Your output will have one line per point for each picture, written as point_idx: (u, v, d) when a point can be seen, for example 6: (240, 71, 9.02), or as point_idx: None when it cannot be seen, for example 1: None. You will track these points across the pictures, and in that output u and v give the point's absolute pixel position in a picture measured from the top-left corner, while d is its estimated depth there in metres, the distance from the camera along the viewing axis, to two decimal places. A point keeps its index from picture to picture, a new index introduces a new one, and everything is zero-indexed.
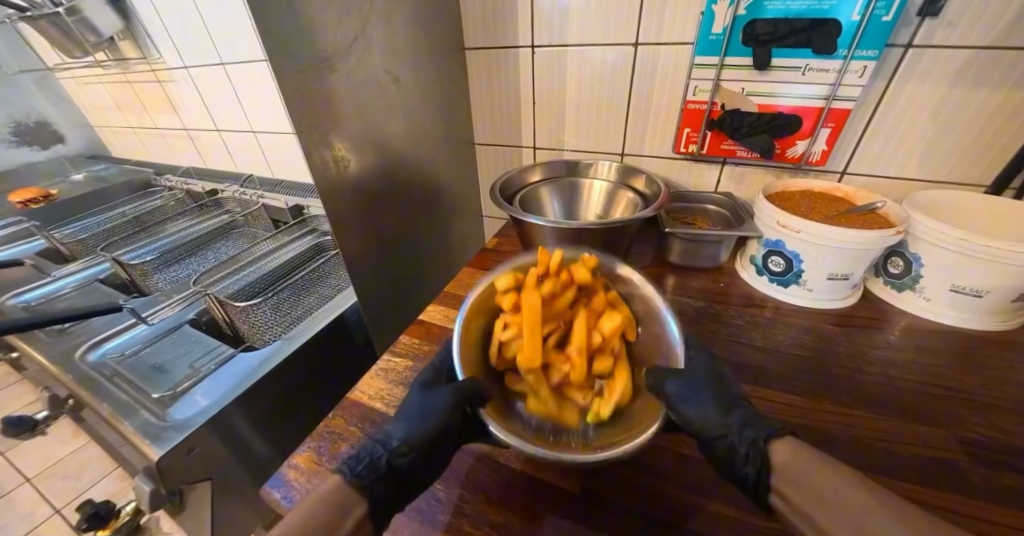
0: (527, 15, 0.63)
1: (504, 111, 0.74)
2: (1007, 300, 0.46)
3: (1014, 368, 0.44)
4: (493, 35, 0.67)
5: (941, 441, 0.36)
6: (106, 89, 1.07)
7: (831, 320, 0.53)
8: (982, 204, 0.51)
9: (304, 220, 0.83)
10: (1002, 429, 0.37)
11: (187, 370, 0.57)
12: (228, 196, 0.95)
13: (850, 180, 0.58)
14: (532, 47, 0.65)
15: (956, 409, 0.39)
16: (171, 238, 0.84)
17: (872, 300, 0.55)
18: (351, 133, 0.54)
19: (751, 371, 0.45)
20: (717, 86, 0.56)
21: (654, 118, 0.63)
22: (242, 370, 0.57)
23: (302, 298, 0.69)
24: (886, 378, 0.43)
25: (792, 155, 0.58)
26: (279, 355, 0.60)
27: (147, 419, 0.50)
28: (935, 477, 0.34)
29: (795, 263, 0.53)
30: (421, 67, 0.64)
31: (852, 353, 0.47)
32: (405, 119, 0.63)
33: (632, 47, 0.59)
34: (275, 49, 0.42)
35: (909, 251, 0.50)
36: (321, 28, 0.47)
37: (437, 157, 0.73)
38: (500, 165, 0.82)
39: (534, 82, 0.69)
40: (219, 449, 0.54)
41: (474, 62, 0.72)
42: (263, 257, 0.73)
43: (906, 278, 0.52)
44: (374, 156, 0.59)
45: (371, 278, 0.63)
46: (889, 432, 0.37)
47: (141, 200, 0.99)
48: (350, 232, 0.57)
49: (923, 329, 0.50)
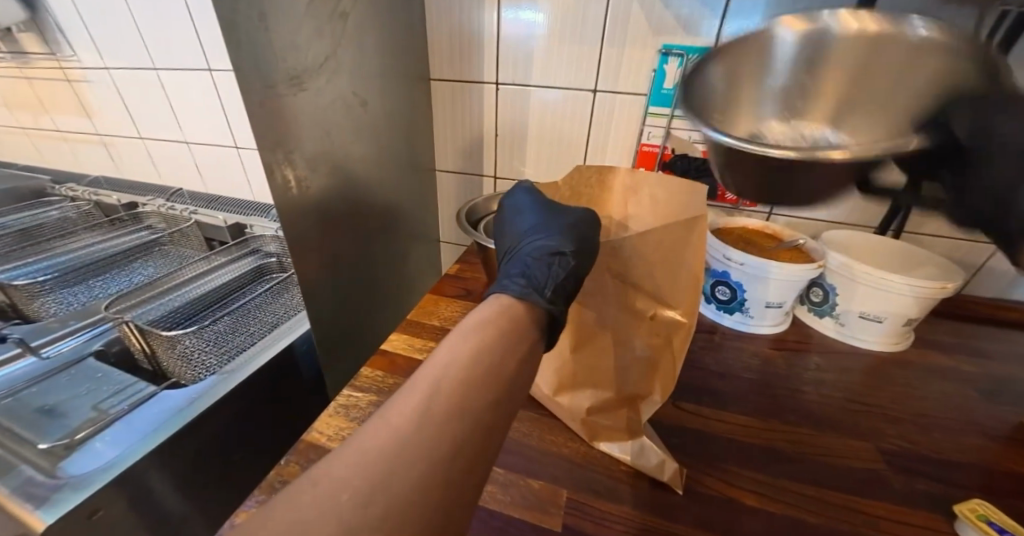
0: (494, 53, 0.69)
1: (469, 139, 0.79)
2: (900, 326, 0.56)
3: (909, 384, 0.52)
4: (458, 68, 0.72)
5: (867, 455, 0.42)
6: (7, 81, 1.10)
7: (768, 342, 0.59)
8: (862, 241, 0.62)
9: (245, 241, 0.84)
10: (910, 441, 0.44)
11: (89, 414, 0.48)
12: (149, 211, 0.94)
13: (775, 218, 0.70)
14: (496, 84, 0.72)
15: (877, 422, 0.46)
16: (77, 255, 0.82)
17: (798, 325, 0.63)
18: (315, 150, 0.53)
19: (709, 395, 0.48)
20: (668, 132, 0.66)
21: (611, 152, 0.72)
22: (166, 409, 0.49)
23: (240, 327, 0.65)
24: (821, 397, 0.49)
25: (731, 196, 0.68)
26: (214, 393, 0.52)
27: (29, 476, 0.40)
28: (865, 486, 0.39)
29: (739, 293, 0.58)
30: (388, 94, 0.66)
31: (789, 375, 0.52)
32: (369, 143, 0.64)
33: (590, 92, 0.67)
34: (257, 62, 0.41)
35: (827, 282, 0.58)
36: (296, 49, 0.46)
37: (396, 186, 0.75)
38: (461, 192, 0.87)
39: (498, 115, 0.75)
40: (122, 516, 0.44)
41: (439, 92, 0.76)
42: (194, 280, 0.72)
43: (826, 305, 0.60)
44: (336, 176, 0.59)
45: (328, 304, 0.61)
46: (829, 446, 0.43)
47: (35, 211, 0.93)
48: (310, 258, 0.55)
49: (841, 350, 0.58)
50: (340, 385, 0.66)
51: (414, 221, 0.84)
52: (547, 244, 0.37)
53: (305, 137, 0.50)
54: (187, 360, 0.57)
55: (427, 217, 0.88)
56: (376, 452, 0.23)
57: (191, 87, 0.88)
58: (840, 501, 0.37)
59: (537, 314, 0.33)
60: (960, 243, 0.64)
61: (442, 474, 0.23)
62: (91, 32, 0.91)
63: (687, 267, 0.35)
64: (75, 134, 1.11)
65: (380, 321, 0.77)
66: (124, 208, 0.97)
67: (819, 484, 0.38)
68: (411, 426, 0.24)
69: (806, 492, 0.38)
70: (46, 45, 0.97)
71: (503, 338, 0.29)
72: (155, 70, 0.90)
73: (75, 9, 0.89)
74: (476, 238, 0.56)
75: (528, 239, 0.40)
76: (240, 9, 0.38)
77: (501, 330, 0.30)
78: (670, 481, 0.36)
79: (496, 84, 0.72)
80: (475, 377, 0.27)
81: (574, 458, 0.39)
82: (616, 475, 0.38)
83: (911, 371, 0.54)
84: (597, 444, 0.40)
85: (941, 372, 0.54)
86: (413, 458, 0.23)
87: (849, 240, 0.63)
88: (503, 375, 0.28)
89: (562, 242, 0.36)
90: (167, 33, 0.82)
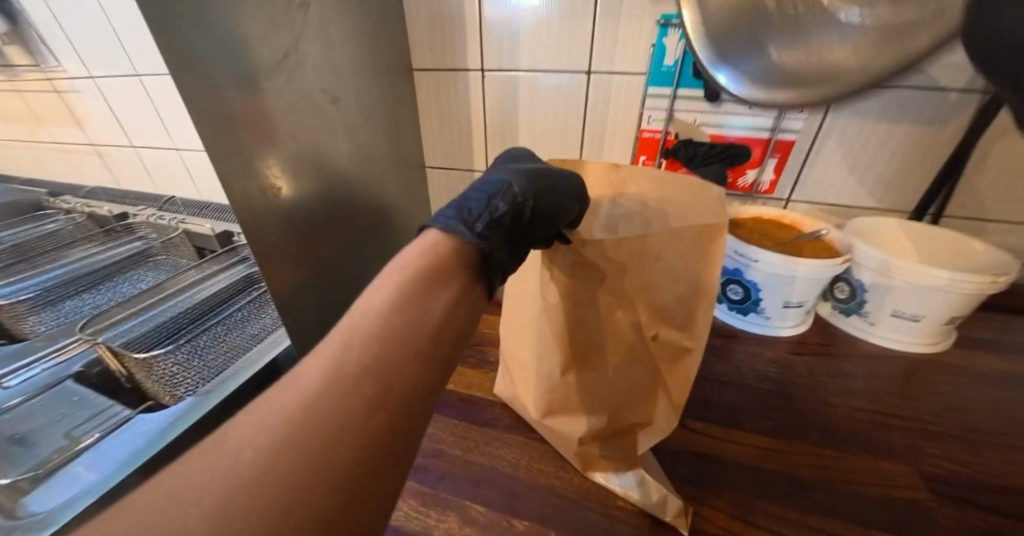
0: (477, 39, 0.64)
1: (458, 132, 0.74)
2: (941, 324, 0.49)
3: (952, 392, 0.46)
4: (441, 57, 0.67)
5: (906, 481, 0.37)
6: (1, 95, 1.09)
7: (788, 346, 0.53)
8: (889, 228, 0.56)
9: (233, 248, 0.82)
10: (957, 462, 0.38)
11: (61, 443, 0.46)
12: (141, 221, 0.93)
13: (794, 206, 0.63)
14: (482, 71, 0.66)
15: (916, 440, 0.40)
16: (68, 268, 0.81)
17: (821, 324, 0.56)
18: (283, 154, 0.49)
19: (721, 411, 0.43)
20: (671, 116, 0.59)
21: (610, 139, 0.66)
22: (139, 435, 0.47)
23: (224, 342, 0.62)
24: (849, 410, 0.44)
25: (743, 184, 0.62)
26: (190, 416, 0.49)
27: None
28: (905, 521, 0.34)
29: (754, 292, 0.52)
30: (365, 88, 0.61)
31: (813, 384, 0.47)
32: (347, 142, 0.60)
33: (584, 75, 0.61)
34: (200, 61, 0.37)
35: (854, 277, 0.52)
36: (249, 44, 0.42)
37: (382, 186, 0.71)
38: (454, 189, 0.82)
39: (487, 106, 0.70)
40: None
41: (423, 84, 0.71)
42: (179, 292, 0.70)
43: (853, 302, 0.53)
44: (311, 180, 0.55)
45: (310, 317, 0.58)
46: (861, 471, 0.37)
47: (29, 224, 0.93)
48: (285, 270, 0.52)
49: (871, 352, 0.52)
50: None
51: (405, 221, 0.80)
52: (495, 180, 0.34)
53: (268, 140, 0.47)
54: (166, 380, 0.55)
55: (419, 216, 0.84)
56: (228, 480, 0.17)
57: (173, 92, 0.86)
58: None
59: (475, 244, 0.29)
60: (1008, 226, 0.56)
61: (352, 423, 0.19)
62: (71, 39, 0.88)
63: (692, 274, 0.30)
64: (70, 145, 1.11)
65: None
66: (118, 218, 0.96)
67: (849, 520, 0.33)
68: (281, 438, 0.18)
69: (832, 530, 0.33)
70: (31, 55, 0.95)
71: (417, 288, 0.24)
72: (136, 75, 0.87)
73: (53, 15, 0.86)
74: None
75: (477, 181, 0.36)
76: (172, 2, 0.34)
77: (423, 274, 0.25)
78: (673, 521, 0.32)
79: (482, 72, 0.66)
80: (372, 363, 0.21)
81: (564, 491, 0.35)
82: (611, 513, 0.33)
83: (953, 375, 0.48)
84: (590, 474, 0.35)
85: (989, 376, 0.48)
86: (315, 413, 0.19)
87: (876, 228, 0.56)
88: (408, 354, 0.22)
89: (511, 177, 0.33)
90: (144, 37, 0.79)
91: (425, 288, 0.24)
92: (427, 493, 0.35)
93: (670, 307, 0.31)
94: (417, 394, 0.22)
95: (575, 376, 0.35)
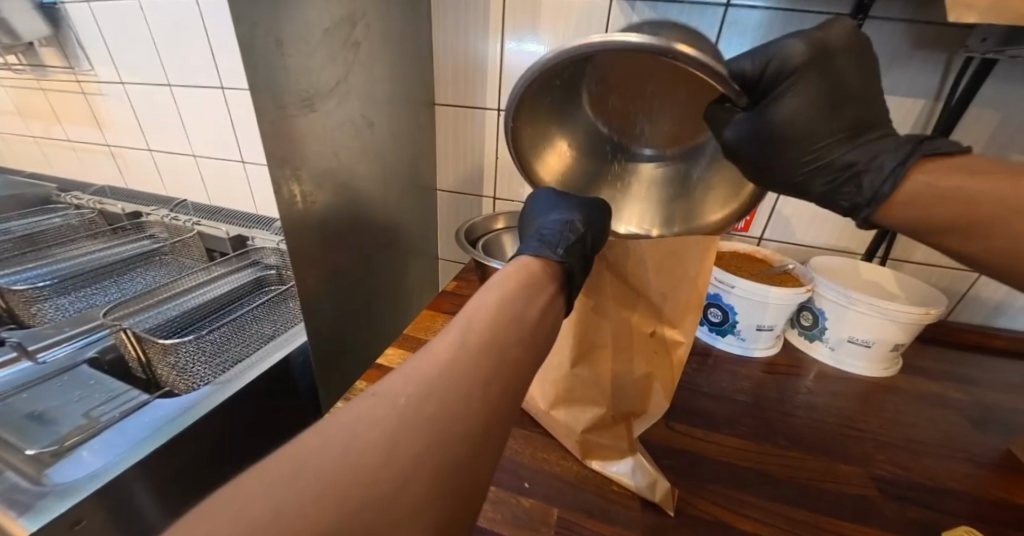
0: (496, 81, 0.73)
1: (471, 161, 0.82)
2: (888, 350, 0.56)
3: (899, 410, 0.53)
4: (462, 94, 0.76)
5: (859, 480, 0.42)
6: (23, 93, 1.13)
7: (760, 365, 0.59)
8: (849, 266, 0.64)
9: (246, 252, 0.85)
10: (901, 467, 0.44)
11: (80, 421, 0.48)
12: (153, 221, 0.95)
13: (767, 244, 0.72)
14: (498, 109, 0.75)
15: (868, 448, 0.47)
16: (77, 261, 0.82)
17: (790, 349, 0.63)
18: (323, 166, 0.55)
19: (702, 417, 0.49)
20: None
21: None
22: (157, 418, 0.49)
23: (237, 337, 0.65)
24: (812, 420, 0.50)
25: None
26: (208, 402, 0.51)
27: (14, 483, 0.40)
28: (857, 511, 0.39)
29: (731, 315, 0.59)
30: (395, 116, 0.68)
31: (781, 399, 0.53)
32: (375, 162, 0.67)
33: None
34: (272, 83, 0.43)
35: (816, 306, 0.60)
36: (308, 72, 0.48)
37: (398, 203, 0.77)
38: (461, 211, 0.89)
39: (499, 139, 0.77)
40: (105, 528, 0.43)
41: (443, 116, 0.79)
42: (194, 289, 0.73)
43: (815, 329, 0.61)
44: (341, 191, 0.60)
45: (326, 318, 0.61)
46: (822, 470, 0.43)
47: (38, 217, 0.94)
48: (311, 271, 0.56)
49: (832, 375, 0.59)
50: (333, 400, 0.65)
51: (414, 237, 0.85)
52: (559, 218, 0.36)
53: (313, 154, 0.52)
54: (182, 369, 0.57)
55: (427, 234, 0.89)
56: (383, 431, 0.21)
57: (204, 104, 0.91)
58: (831, 526, 0.37)
59: (553, 271, 0.33)
60: (944, 273, 0.66)
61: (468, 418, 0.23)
62: (110, 48, 0.94)
63: (688, 279, 0.35)
64: (86, 144, 1.14)
65: (377, 336, 0.78)
66: (128, 217, 0.98)
67: (811, 509, 0.39)
68: (420, 391, 0.23)
69: (797, 516, 0.38)
70: (66, 59, 1.00)
71: (519, 291, 0.29)
72: (169, 85, 0.93)
73: (97, 26, 0.92)
74: (475, 255, 0.57)
75: (541, 216, 0.38)
76: (260, 35, 0.40)
77: (514, 285, 0.30)
78: (661, 501, 0.36)
79: (498, 110, 0.75)
80: (488, 342, 0.26)
81: (567, 477, 0.39)
82: (609, 496, 0.38)
83: (900, 397, 0.55)
84: (588, 461, 0.40)
85: (930, 398, 0.55)
86: (440, 404, 0.22)
87: (837, 266, 0.65)
88: (511, 352, 0.26)
89: (573, 214, 0.35)
90: (186, 53, 0.86)
91: (512, 300, 0.29)
92: None
93: (667, 312, 0.36)
94: (516, 377, 0.26)
95: (582, 368, 0.38)
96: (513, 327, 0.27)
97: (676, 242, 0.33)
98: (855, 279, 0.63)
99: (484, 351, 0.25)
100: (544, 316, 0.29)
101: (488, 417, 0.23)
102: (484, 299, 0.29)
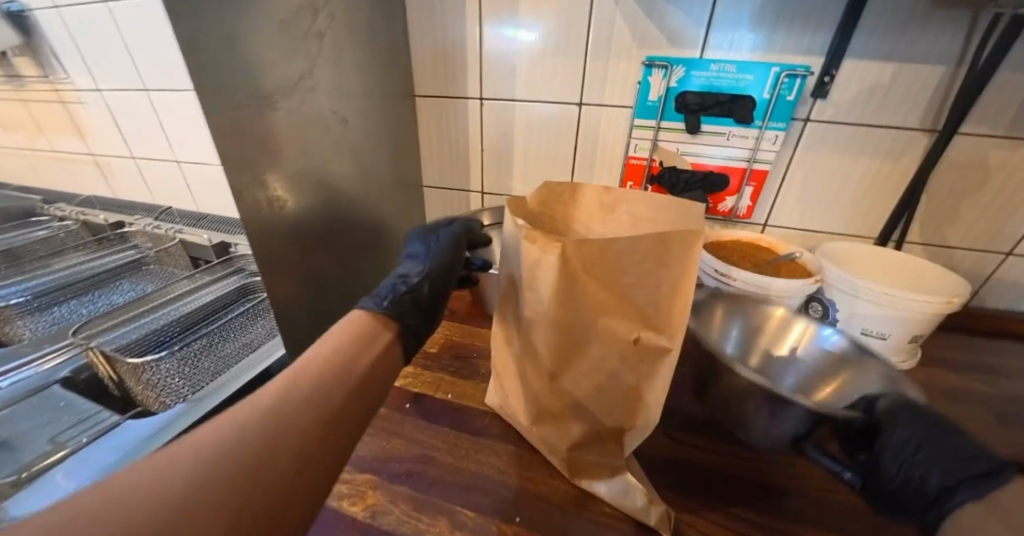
0: (477, 70, 0.68)
1: (456, 154, 0.78)
2: (905, 342, 0.52)
3: None
4: (442, 84, 0.72)
5: None
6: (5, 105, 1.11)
7: None
8: (860, 251, 0.60)
9: (229, 259, 0.83)
10: None
11: (46, 447, 0.46)
12: (136, 231, 0.93)
13: (771, 231, 0.67)
14: (480, 99, 0.71)
15: None
16: (58, 275, 0.80)
17: None
18: (290, 168, 0.51)
19: (703, 422, 0.45)
20: (655, 145, 0.64)
21: (599, 167, 0.70)
22: (126, 441, 0.46)
23: (216, 350, 0.63)
24: None
25: (723, 209, 0.66)
26: (181, 422, 0.49)
27: None
28: (873, 527, 0.35)
29: None
30: (371, 111, 0.65)
31: None
32: (351, 161, 0.63)
33: (576, 106, 0.66)
34: (220, 82, 0.40)
35: (826, 297, 0.55)
36: (263, 67, 0.45)
37: (382, 203, 0.74)
38: (450, 207, 0.85)
39: (484, 130, 0.73)
40: None
41: (424, 108, 0.75)
42: (174, 300, 0.71)
43: None
44: (314, 194, 0.57)
45: (306, 327, 0.59)
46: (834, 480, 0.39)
47: (21, 231, 0.92)
48: (285, 279, 0.53)
49: None
50: None
51: (402, 238, 0.82)
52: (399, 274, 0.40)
53: (277, 156, 0.49)
54: (157, 387, 0.55)
55: (415, 233, 0.86)
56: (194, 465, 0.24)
57: (180, 108, 0.88)
58: None
59: (384, 322, 0.36)
60: (966, 255, 0.61)
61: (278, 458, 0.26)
62: (82, 53, 0.91)
63: (678, 280, 0.30)
64: (70, 155, 1.12)
65: None
66: (112, 227, 0.97)
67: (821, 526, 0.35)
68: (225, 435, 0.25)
69: None
70: (41, 67, 0.98)
71: (348, 345, 0.33)
72: (144, 90, 0.90)
73: (67, 31, 0.89)
74: None
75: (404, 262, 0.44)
76: (200, 29, 0.37)
77: (347, 339, 0.33)
78: (657, 525, 0.34)
79: (480, 99, 0.71)
80: (321, 383, 0.29)
81: (554, 498, 0.36)
82: (599, 518, 0.35)
83: None
84: (578, 481, 0.36)
85: (952, 394, 0.51)
86: (247, 444, 0.25)
87: (847, 251, 0.60)
88: (336, 395, 0.30)
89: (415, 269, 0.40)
90: (156, 55, 0.82)
91: (337, 349, 0.32)
92: (419, 497, 0.36)
93: (655, 317, 0.32)
94: (340, 419, 0.29)
95: (564, 381, 0.34)
96: (338, 373, 0.30)
97: (659, 241, 0.29)
98: (867, 264, 0.59)
99: (316, 382, 0.29)
100: (374, 366, 0.32)
101: (299, 460, 0.26)
102: (324, 342, 0.32)
